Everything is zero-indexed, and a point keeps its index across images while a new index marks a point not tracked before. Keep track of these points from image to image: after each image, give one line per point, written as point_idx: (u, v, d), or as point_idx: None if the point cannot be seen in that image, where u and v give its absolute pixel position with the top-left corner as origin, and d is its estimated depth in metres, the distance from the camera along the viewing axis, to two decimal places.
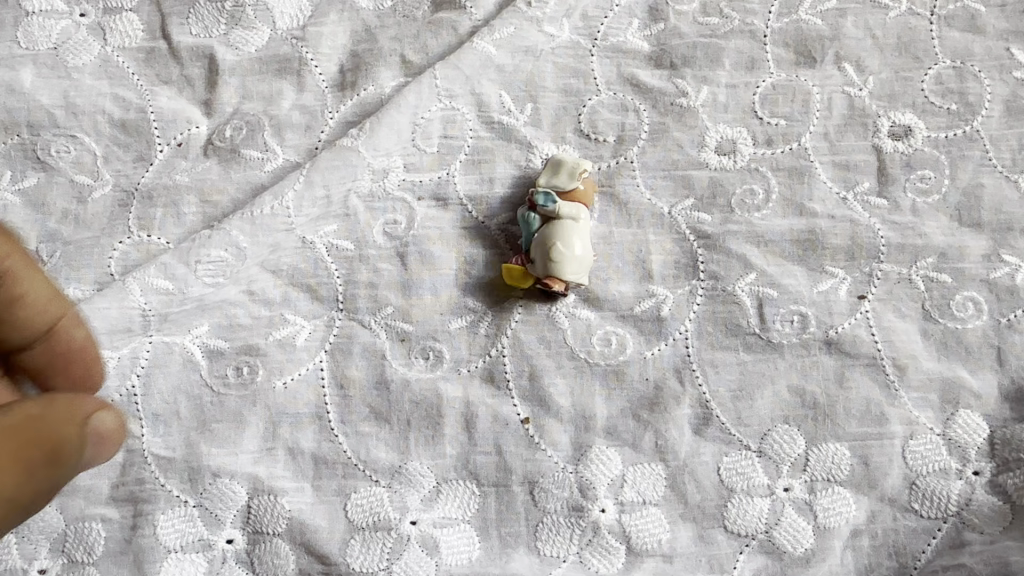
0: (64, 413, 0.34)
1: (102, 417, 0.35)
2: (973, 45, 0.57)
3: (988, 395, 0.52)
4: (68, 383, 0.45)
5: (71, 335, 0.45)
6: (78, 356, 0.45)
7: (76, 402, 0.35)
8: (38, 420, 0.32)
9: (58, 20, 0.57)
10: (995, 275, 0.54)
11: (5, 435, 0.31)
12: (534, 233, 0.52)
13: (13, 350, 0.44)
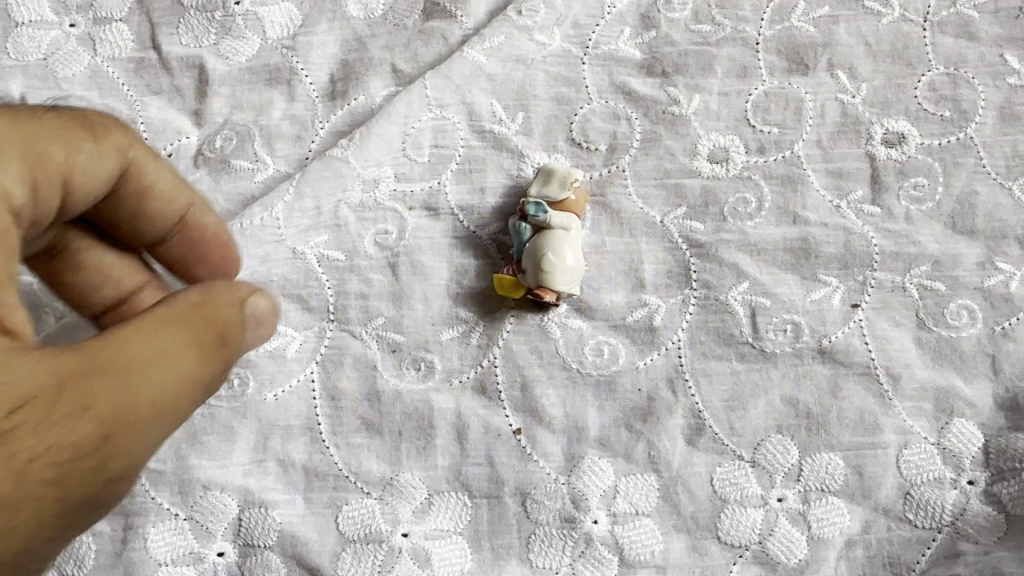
0: (219, 298, 0.37)
1: (255, 296, 0.38)
2: (966, 52, 0.57)
3: (983, 404, 0.52)
4: (209, 270, 0.47)
5: (208, 226, 0.46)
6: (215, 245, 0.46)
7: (231, 287, 0.37)
8: (204, 308, 0.36)
9: (48, 31, 0.57)
10: (990, 283, 0.53)
11: (179, 323, 0.35)
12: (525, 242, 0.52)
13: (154, 243, 0.45)
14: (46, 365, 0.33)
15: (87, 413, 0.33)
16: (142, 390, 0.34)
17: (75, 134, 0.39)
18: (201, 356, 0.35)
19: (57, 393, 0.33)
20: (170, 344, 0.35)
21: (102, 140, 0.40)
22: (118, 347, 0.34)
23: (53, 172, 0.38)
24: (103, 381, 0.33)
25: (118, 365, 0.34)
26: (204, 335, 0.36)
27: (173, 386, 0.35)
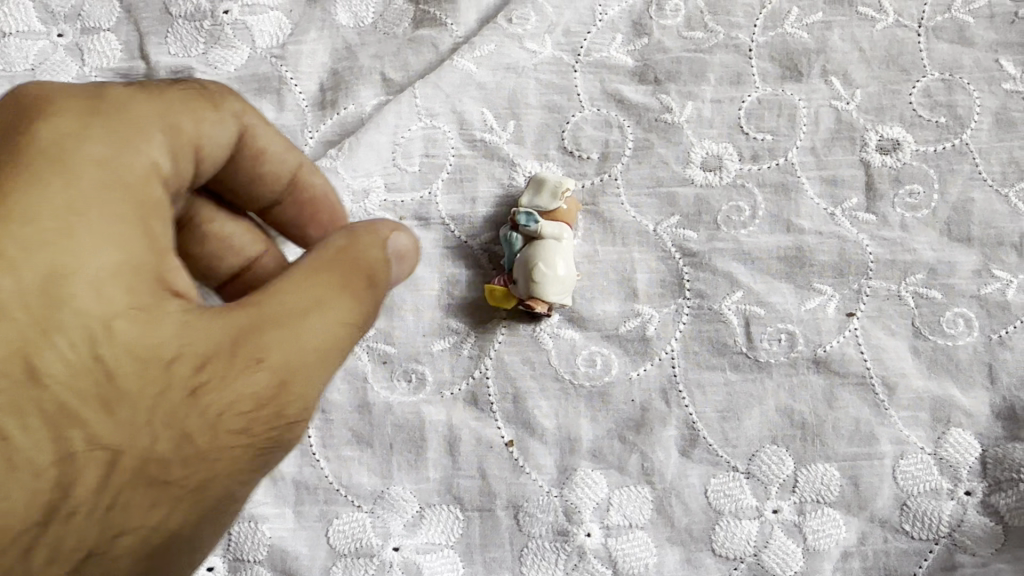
0: (362, 237, 0.38)
1: (390, 232, 0.39)
2: (962, 57, 0.56)
3: (980, 413, 0.51)
4: (321, 231, 0.45)
5: (317, 183, 0.44)
6: (323, 204, 0.44)
7: (372, 229, 0.39)
8: (350, 252, 0.38)
9: (35, 41, 0.56)
10: (986, 291, 0.53)
11: (329, 269, 0.37)
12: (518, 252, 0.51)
13: (267, 206, 0.44)
14: (217, 324, 0.35)
15: (264, 365, 0.35)
16: (309, 339, 0.36)
17: (189, 97, 0.38)
18: (357, 299, 0.37)
19: (237, 350, 0.34)
20: (322, 291, 0.36)
21: (215, 100, 0.39)
22: (280, 301, 0.36)
23: (183, 141, 0.37)
24: (273, 334, 0.35)
25: (282, 318, 0.35)
26: (354, 278, 0.37)
27: (335, 330, 0.36)
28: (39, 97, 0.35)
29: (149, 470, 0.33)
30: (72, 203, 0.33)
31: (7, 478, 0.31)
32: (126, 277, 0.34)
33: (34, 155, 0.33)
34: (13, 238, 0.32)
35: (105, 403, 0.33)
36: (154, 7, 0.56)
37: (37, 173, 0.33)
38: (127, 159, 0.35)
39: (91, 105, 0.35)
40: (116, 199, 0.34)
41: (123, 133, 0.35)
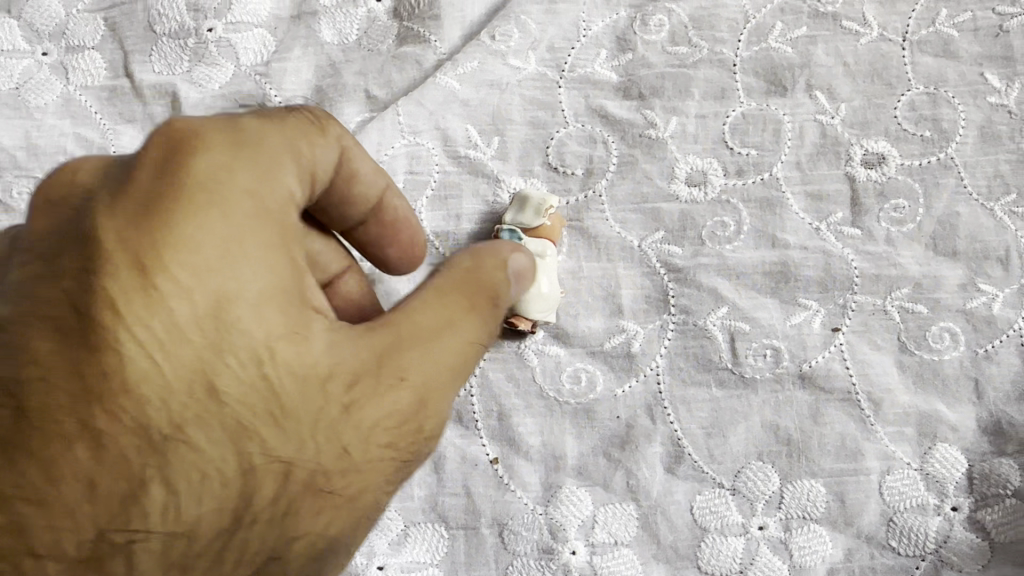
0: (484, 264, 0.41)
1: (513, 256, 0.42)
2: (947, 71, 0.56)
3: (967, 429, 0.51)
4: (400, 251, 0.44)
5: (402, 204, 0.43)
6: (406, 226, 0.44)
7: (494, 252, 0.42)
8: (474, 274, 0.41)
9: (21, 60, 0.56)
10: (972, 305, 0.53)
11: (457, 290, 0.40)
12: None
13: (350, 226, 0.43)
14: (365, 340, 0.37)
15: (408, 382, 0.37)
16: (444, 358, 0.38)
17: (298, 122, 0.38)
18: (480, 317, 0.40)
19: (385, 366, 0.37)
20: (452, 312, 0.39)
21: (322, 122, 0.39)
22: (416, 321, 0.38)
23: (301, 164, 0.38)
24: (414, 352, 0.38)
25: (420, 336, 0.38)
26: (478, 299, 0.40)
27: (464, 349, 0.39)
28: (188, 126, 0.35)
29: (314, 481, 0.36)
30: (237, 231, 0.34)
31: (201, 486, 0.34)
32: (284, 298, 0.35)
33: (188, 181, 0.34)
34: (198, 267, 0.33)
35: (273, 418, 0.35)
36: (138, 25, 0.56)
37: (210, 200, 0.34)
38: (266, 185, 0.36)
39: (222, 130, 0.36)
40: (270, 225, 0.35)
41: (261, 161, 0.36)
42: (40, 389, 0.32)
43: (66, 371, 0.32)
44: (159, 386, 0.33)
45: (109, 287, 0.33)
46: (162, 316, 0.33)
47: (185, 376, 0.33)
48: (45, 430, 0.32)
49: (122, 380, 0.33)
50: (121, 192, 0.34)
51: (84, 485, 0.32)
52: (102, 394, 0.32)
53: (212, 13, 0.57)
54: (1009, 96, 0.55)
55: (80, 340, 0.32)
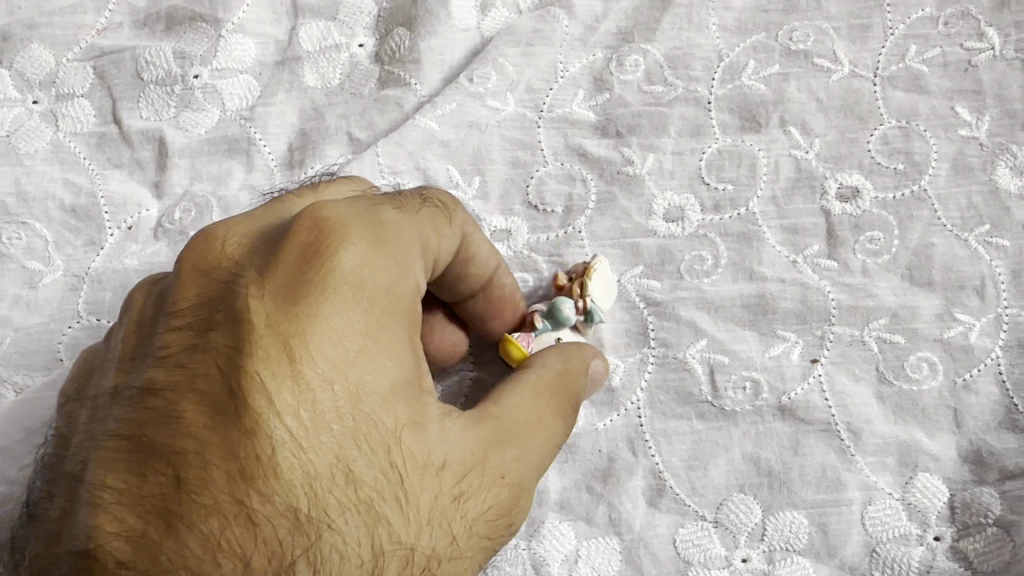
0: (580, 365, 0.46)
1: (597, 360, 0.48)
2: (918, 105, 0.57)
3: (947, 458, 0.52)
4: (500, 324, 0.50)
5: (511, 282, 0.49)
6: (511, 302, 0.49)
7: (583, 353, 0.47)
8: (569, 373, 0.45)
9: (12, 108, 0.58)
10: (949, 334, 0.54)
11: (555, 388, 0.44)
12: (556, 329, 0.51)
13: (459, 299, 0.48)
14: (475, 430, 0.40)
15: (509, 476, 0.40)
16: (538, 451, 0.42)
17: (427, 213, 0.43)
18: (571, 414, 0.44)
19: (493, 459, 0.40)
20: (548, 409, 0.43)
21: (450, 211, 0.44)
22: (518, 414, 0.41)
23: (429, 253, 0.42)
24: (515, 446, 0.41)
25: (523, 429, 0.41)
26: (571, 399, 0.44)
27: (553, 445, 0.43)
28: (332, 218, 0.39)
29: (428, 565, 0.38)
30: (372, 324, 0.37)
31: (336, 566, 0.35)
32: (406, 386, 0.38)
33: (333, 273, 0.37)
34: (340, 358, 0.36)
35: (399, 503, 0.37)
36: (126, 73, 0.58)
37: (355, 294, 0.37)
38: (401, 277, 0.39)
39: (361, 221, 0.39)
40: (400, 316, 0.38)
41: (395, 253, 0.39)
42: (197, 463, 0.34)
43: (219, 447, 0.34)
44: (305, 471, 0.35)
45: (259, 372, 0.35)
46: (308, 403, 0.35)
47: (325, 461, 0.35)
48: (203, 502, 0.34)
49: (269, 462, 0.34)
50: (271, 278, 0.37)
51: (238, 558, 0.34)
52: (252, 475, 0.34)
53: (198, 60, 0.58)
54: (979, 129, 0.56)
55: (235, 419, 0.35)
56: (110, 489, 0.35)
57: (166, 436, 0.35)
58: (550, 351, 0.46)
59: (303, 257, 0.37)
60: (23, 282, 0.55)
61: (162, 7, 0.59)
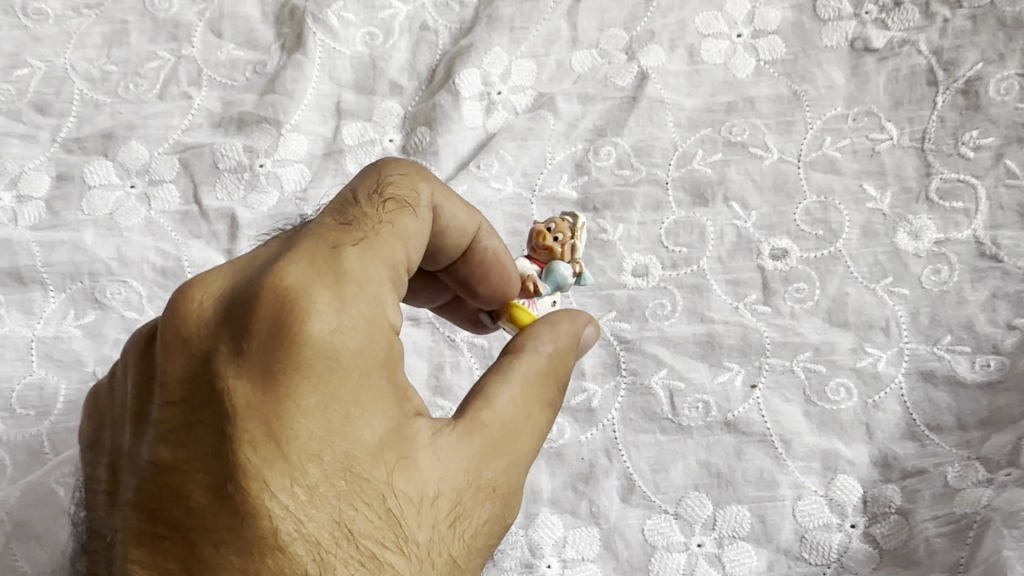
0: (562, 345, 0.50)
1: (571, 323, 0.52)
2: (834, 183, 0.72)
3: (861, 462, 0.65)
4: (489, 288, 0.55)
5: (499, 246, 0.55)
6: (497, 265, 0.54)
7: (564, 339, 0.50)
8: (549, 369, 0.49)
9: (114, 192, 0.72)
10: (861, 363, 0.67)
11: (537, 391, 0.48)
12: (552, 294, 0.59)
13: (448, 265, 0.55)
14: (462, 454, 0.45)
15: (499, 487, 0.46)
16: (523, 451, 0.47)
17: (389, 230, 0.47)
18: (551, 405, 0.49)
19: (479, 476, 0.45)
20: (533, 416, 0.48)
21: (413, 211, 0.49)
22: (500, 426, 0.46)
23: (398, 271, 0.47)
24: (500, 457, 0.46)
25: (507, 435, 0.46)
26: (549, 388, 0.49)
27: (534, 447, 0.48)
28: (296, 287, 0.43)
29: None
30: (348, 390, 0.42)
31: None
32: (389, 434, 0.43)
33: (307, 348, 0.42)
34: (324, 432, 0.41)
35: (400, 545, 0.43)
36: (205, 163, 0.73)
37: (328, 361, 0.42)
38: (370, 322, 0.43)
39: (325, 273, 0.44)
40: (377, 367, 0.43)
41: (362, 306, 0.43)
42: (214, 544, 0.41)
43: (229, 530, 0.41)
44: (307, 539, 0.41)
45: (252, 459, 0.41)
46: (302, 478, 0.41)
47: (324, 524, 0.41)
48: None
49: (276, 538, 0.41)
50: (248, 361, 0.42)
51: None
52: (264, 549, 0.41)
53: (262, 153, 0.73)
54: (883, 202, 0.71)
55: (237, 502, 0.41)
56: (139, 562, 0.42)
57: (182, 513, 0.42)
58: (526, 342, 0.49)
59: (275, 334, 0.42)
60: (122, 328, 0.69)
61: (234, 113, 0.75)
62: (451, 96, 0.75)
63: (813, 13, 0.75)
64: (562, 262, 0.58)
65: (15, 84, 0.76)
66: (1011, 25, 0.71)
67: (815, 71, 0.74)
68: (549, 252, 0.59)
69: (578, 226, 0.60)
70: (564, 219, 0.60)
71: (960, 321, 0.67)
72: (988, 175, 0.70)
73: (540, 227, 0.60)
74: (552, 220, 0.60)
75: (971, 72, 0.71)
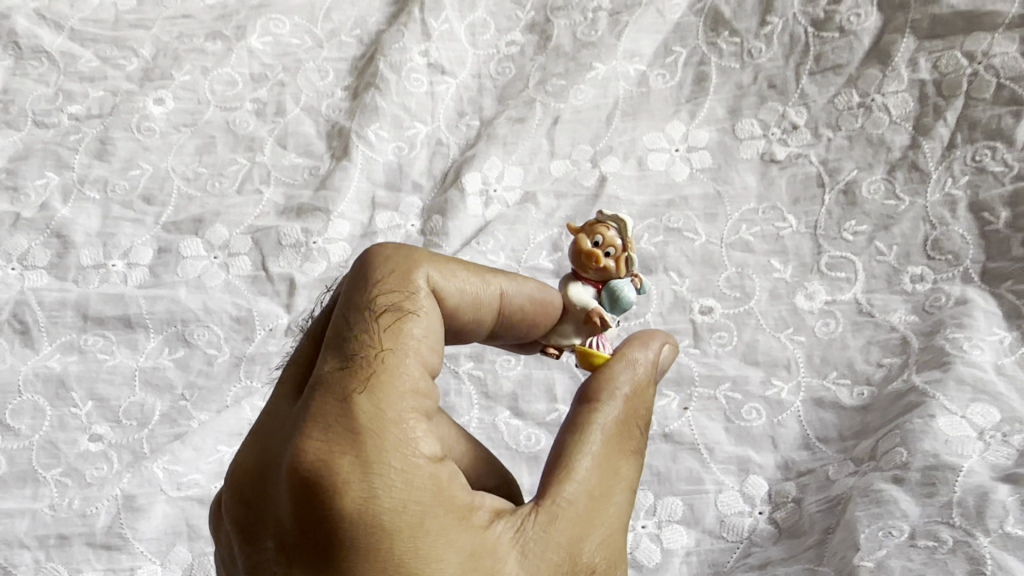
0: (640, 383, 0.59)
1: (642, 353, 0.60)
2: (749, 259, 0.94)
3: (768, 465, 0.84)
4: (538, 321, 0.64)
5: (528, 285, 0.63)
6: (534, 306, 0.63)
7: (632, 401, 0.58)
8: (617, 445, 0.56)
9: (202, 261, 0.95)
10: (769, 392, 0.87)
11: (608, 472, 0.55)
12: (617, 313, 0.66)
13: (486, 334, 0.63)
14: (553, 541, 0.52)
15: (599, 559, 0.53)
16: (612, 514, 0.54)
17: (396, 356, 0.53)
18: (632, 453, 0.57)
19: (579, 551, 0.52)
20: (610, 489, 0.55)
21: (412, 316, 0.56)
22: (585, 498, 0.53)
23: (420, 398, 0.52)
24: (589, 531, 0.53)
25: (589, 512, 0.53)
26: (629, 434, 0.57)
27: (622, 511, 0.55)
28: (327, 466, 0.49)
29: None
30: (409, 534, 0.48)
31: None
32: (464, 556, 0.49)
33: (356, 514, 0.48)
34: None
35: None
36: (272, 240, 0.96)
37: (377, 518, 0.48)
38: (402, 472, 0.49)
39: (345, 440, 0.49)
40: (428, 503, 0.49)
41: (393, 454, 0.49)
42: None
43: None
44: None
45: None
46: None
47: None
48: None
49: None
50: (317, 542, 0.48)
51: None
52: None
53: (315, 232, 0.96)
54: (786, 272, 0.93)
55: None
56: None
57: None
58: (600, 402, 0.57)
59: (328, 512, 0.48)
60: (204, 361, 0.90)
61: (295, 205, 0.99)
62: (459, 192, 0.99)
63: (732, 133, 1.00)
64: (620, 284, 0.65)
65: (129, 181, 1.00)
66: (876, 143, 0.94)
67: (734, 175, 0.98)
68: (605, 270, 0.64)
69: (625, 237, 0.64)
70: (609, 232, 0.64)
71: (843, 361, 0.88)
72: (863, 253, 0.92)
73: (589, 245, 0.64)
74: (598, 235, 0.64)
75: (849, 177, 0.95)
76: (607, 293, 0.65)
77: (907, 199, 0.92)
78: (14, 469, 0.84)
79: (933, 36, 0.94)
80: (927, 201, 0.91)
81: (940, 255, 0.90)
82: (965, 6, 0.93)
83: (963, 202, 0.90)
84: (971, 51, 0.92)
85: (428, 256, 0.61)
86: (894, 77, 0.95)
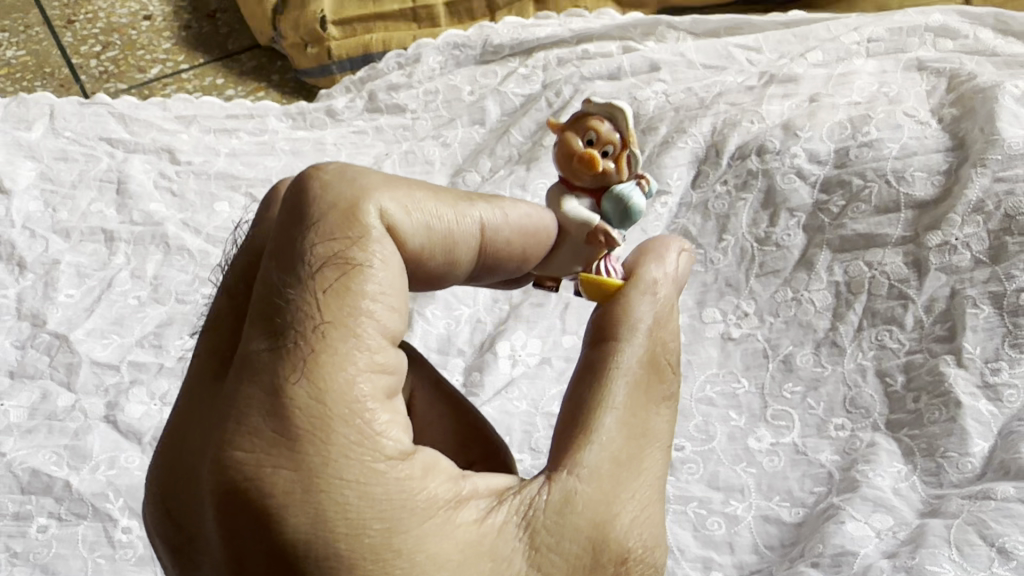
0: (660, 310, 0.88)
1: (659, 271, 0.90)
2: (713, 409, 1.24)
3: (726, 564, 1.09)
4: (522, 251, 0.93)
5: (513, 218, 0.91)
6: (527, 239, 0.93)
7: (669, 362, 0.87)
8: (638, 425, 0.83)
9: None
10: (727, 508, 1.14)
11: (631, 445, 0.81)
12: (620, 223, 0.93)
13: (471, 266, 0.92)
14: (569, 519, 0.77)
15: (621, 514, 0.79)
16: (629, 484, 0.80)
17: (328, 378, 0.72)
18: (665, 400, 0.86)
19: (600, 517, 0.78)
20: (620, 473, 0.80)
21: (344, 306, 0.75)
22: (606, 467, 0.79)
23: (358, 404, 0.72)
24: (593, 508, 0.78)
25: (600, 488, 0.78)
26: (665, 385, 0.86)
27: (655, 477, 0.82)
28: (287, 494, 0.68)
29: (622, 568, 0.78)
30: (392, 532, 0.70)
31: None
32: (442, 541, 0.72)
33: (326, 528, 0.68)
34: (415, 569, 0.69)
35: None
36: None
37: (348, 526, 0.68)
38: (358, 486, 0.70)
39: (290, 465, 0.68)
40: (397, 506, 0.71)
41: (360, 471, 0.70)
42: None
43: None
44: None
45: None
46: None
47: None
48: None
49: None
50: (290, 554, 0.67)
51: None
52: None
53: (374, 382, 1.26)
54: (740, 420, 1.22)
55: None
56: None
57: None
58: (626, 359, 0.84)
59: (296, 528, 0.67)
60: None
61: None
62: (493, 355, 1.31)
63: (700, 318, 1.33)
64: (618, 186, 0.91)
65: None
66: (806, 326, 1.27)
67: (700, 348, 1.30)
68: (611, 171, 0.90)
69: (624, 137, 0.90)
70: (608, 133, 0.90)
71: (785, 488, 1.14)
72: (799, 406, 1.21)
73: (597, 147, 0.90)
74: (594, 134, 0.90)
75: (787, 350, 1.26)
76: (613, 198, 0.91)
77: (829, 366, 1.22)
78: (150, 550, 1.12)
79: (844, 250, 1.29)
80: (844, 368, 1.21)
81: (855, 409, 1.18)
82: (863, 229, 1.28)
83: (871, 369, 1.19)
84: (869, 261, 1.26)
85: (408, 194, 0.85)
86: (817, 279, 1.29)
